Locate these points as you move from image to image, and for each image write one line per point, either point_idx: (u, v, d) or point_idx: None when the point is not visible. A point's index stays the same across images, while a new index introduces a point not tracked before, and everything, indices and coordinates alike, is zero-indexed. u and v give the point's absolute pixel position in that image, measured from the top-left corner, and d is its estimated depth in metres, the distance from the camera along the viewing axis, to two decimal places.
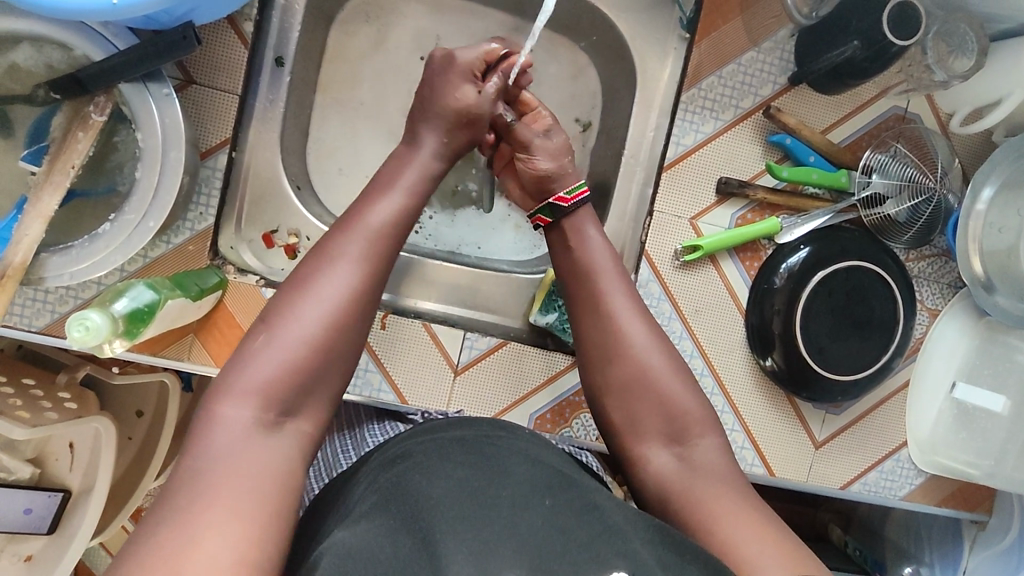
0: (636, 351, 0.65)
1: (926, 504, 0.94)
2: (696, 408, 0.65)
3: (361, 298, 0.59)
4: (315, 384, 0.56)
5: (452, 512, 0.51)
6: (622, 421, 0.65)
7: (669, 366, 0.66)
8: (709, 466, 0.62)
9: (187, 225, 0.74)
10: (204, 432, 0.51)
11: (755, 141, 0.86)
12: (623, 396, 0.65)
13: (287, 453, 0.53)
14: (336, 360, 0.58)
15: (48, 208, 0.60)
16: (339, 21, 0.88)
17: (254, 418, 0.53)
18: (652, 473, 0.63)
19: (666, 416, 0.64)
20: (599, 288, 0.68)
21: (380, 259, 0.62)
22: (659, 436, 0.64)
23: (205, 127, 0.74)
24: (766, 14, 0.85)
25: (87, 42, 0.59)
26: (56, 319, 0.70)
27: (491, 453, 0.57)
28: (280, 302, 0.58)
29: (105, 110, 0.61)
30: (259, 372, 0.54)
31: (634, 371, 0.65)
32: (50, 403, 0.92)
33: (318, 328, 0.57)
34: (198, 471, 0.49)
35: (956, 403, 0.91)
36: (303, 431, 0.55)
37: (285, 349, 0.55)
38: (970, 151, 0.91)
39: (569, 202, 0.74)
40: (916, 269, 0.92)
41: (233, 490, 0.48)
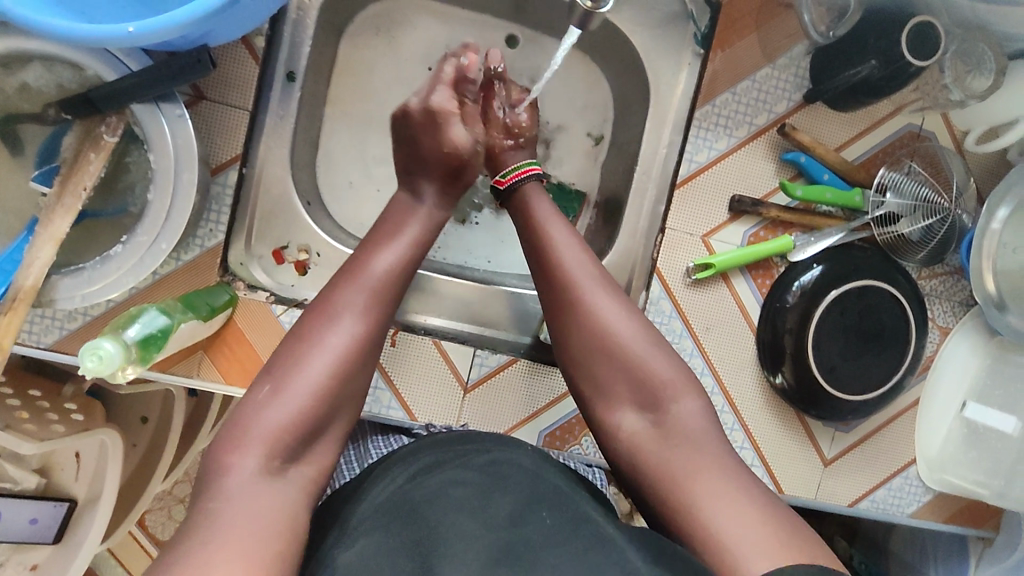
0: (603, 321, 0.65)
1: (933, 520, 0.94)
2: (671, 374, 0.63)
3: (366, 346, 0.60)
4: (319, 431, 0.56)
5: (455, 534, 0.51)
6: (592, 390, 0.65)
7: (637, 332, 0.65)
8: (688, 430, 0.61)
9: (197, 242, 0.74)
10: (214, 482, 0.51)
11: (769, 158, 0.86)
12: (593, 369, 0.65)
13: (294, 494, 0.53)
14: (340, 407, 0.58)
15: (59, 231, 0.59)
16: (349, 33, 0.87)
17: (261, 465, 0.52)
18: (627, 446, 0.63)
19: (636, 386, 0.63)
20: (561, 260, 0.67)
21: (384, 307, 0.62)
22: (630, 404, 0.63)
23: (215, 143, 0.73)
24: (782, 31, 0.84)
25: (99, 63, 0.58)
26: (65, 336, 0.70)
27: (501, 471, 0.57)
28: (287, 351, 0.58)
29: (117, 130, 0.61)
30: (268, 425, 0.53)
31: (600, 341, 0.64)
32: (57, 415, 0.91)
33: (325, 380, 0.56)
34: (214, 513, 0.49)
35: (966, 422, 0.92)
36: (306, 477, 0.54)
37: (295, 397, 0.55)
38: (984, 169, 0.90)
39: (505, 183, 0.74)
40: (928, 287, 0.91)
41: (248, 526, 0.48)
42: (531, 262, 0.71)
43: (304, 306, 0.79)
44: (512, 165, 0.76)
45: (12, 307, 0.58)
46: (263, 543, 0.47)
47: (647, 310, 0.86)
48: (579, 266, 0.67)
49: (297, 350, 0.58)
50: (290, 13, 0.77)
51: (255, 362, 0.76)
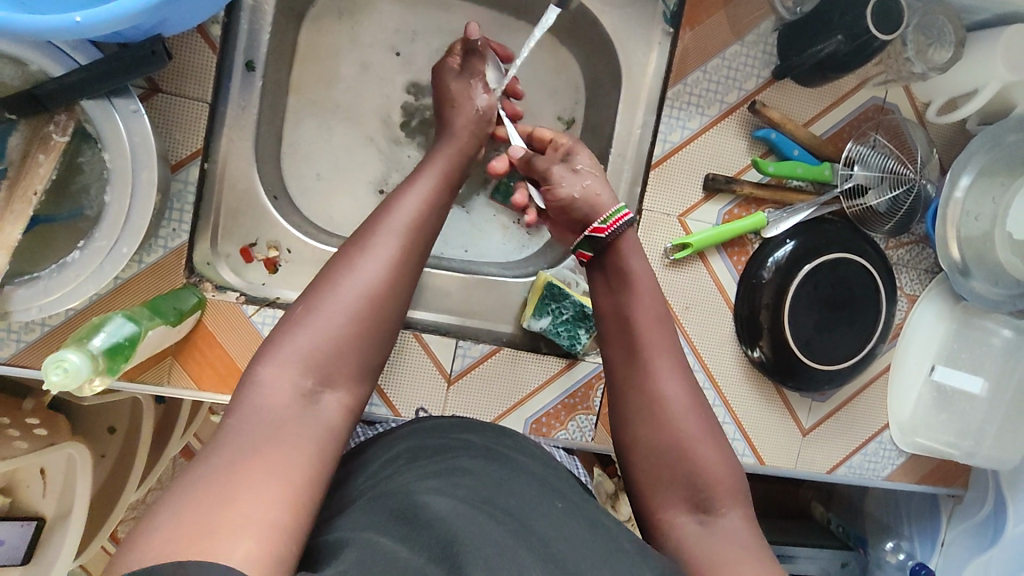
0: (673, 414, 0.61)
1: (907, 482, 0.97)
2: (727, 476, 0.60)
3: (407, 274, 0.58)
4: (355, 356, 0.53)
5: (469, 516, 0.49)
6: (648, 480, 0.61)
7: (708, 433, 0.61)
8: (734, 538, 0.57)
9: (160, 243, 0.70)
10: (248, 400, 0.48)
11: (740, 135, 0.86)
12: (654, 456, 0.61)
13: (326, 426, 0.50)
14: (381, 333, 0.56)
15: (11, 239, 0.55)
16: (309, 18, 0.83)
17: (295, 383, 0.50)
18: (672, 540, 0.58)
19: (693, 483, 0.59)
20: (638, 341, 0.65)
21: (423, 235, 0.61)
22: (682, 501, 0.59)
23: (174, 138, 0.70)
24: (750, 7, 0.84)
25: (42, 57, 0.54)
26: (23, 349, 0.66)
27: (511, 461, 0.59)
28: (324, 275, 0.56)
29: (66, 130, 0.57)
30: (307, 339, 0.52)
31: (668, 434, 0.61)
32: (18, 431, 0.86)
33: (361, 299, 0.54)
34: (236, 435, 0.46)
35: (935, 385, 0.94)
36: (342, 402, 0.52)
37: (329, 315, 0.53)
38: (946, 139, 0.92)
39: (607, 230, 0.70)
40: (895, 257, 0.94)
41: (272, 461, 0.45)
42: (603, 332, 0.68)
43: (278, 305, 0.77)
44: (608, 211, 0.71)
45: None
46: (288, 479, 0.45)
47: None
48: (656, 349, 0.64)
49: (334, 274, 0.56)
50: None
51: (229, 365, 0.73)
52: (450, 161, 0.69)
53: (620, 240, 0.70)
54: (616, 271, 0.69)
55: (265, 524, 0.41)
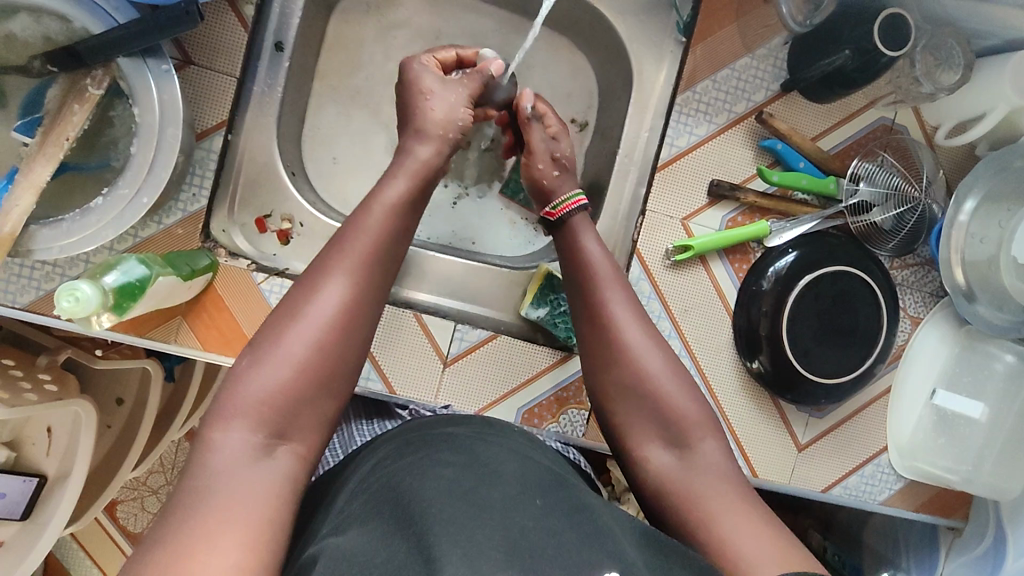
0: (635, 356, 0.66)
1: (905, 509, 0.95)
2: (695, 408, 0.65)
3: (358, 318, 0.59)
4: (304, 407, 0.55)
5: (447, 505, 0.48)
6: (622, 421, 0.66)
7: (670, 371, 0.66)
8: (710, 468, 0.61)
9: (180, 206, 0.74)
10: (202, 460, 0.50)
11: (747, 145, 0.88)
12: (625, 398, 0.66)
13: (283, 474, 0.51)
14: (331, 382, 0.57)
15: (39, 179, 0.59)
16: (339, 10, 0.88)
17: (247, 439, 0.52)
18: (652, 475, 0.63)
19: (665, 420, 0.64)
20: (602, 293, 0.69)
21: (371, 274, 0.61)
22: (655, 436, 0.64)
23: (201, 108, 0.74)
24: (762, 21, 0.87)
25: (87, 15, 0.59)
26: (41, 296, 0.69)
27: (490, 456, 0.56)
28: (273, 325, 0.58)
29: (102, 83, 0.61)
30: (252, 394, 0.53)
31: (633, 376, 0.66)
32: (30, 384, 0.88)
33: (305, 351, 0.56)
34: (199, 491, 0.48)
35: (935, 409, 0.93)
36: (297, 453, 0.54)
37: (276, 370, 0.54)
38: (953, 163, 0.93)
39: (556, 215, 0.77)
40: (899, 277, 0.94)
41: (235, 509, 0.47)
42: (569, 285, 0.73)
43: (286, 275, 0.79)
44: (562, 197, 0.78)
45: None
46: (247, 523, 0.46)
47: None
48: (614, 299, 0.69)
49: (284, 324, 0.58)
50: None
51: (235, 329, 0.75)
52: (410, 187, 0.68)
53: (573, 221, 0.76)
54: (569, 246, 0.74)
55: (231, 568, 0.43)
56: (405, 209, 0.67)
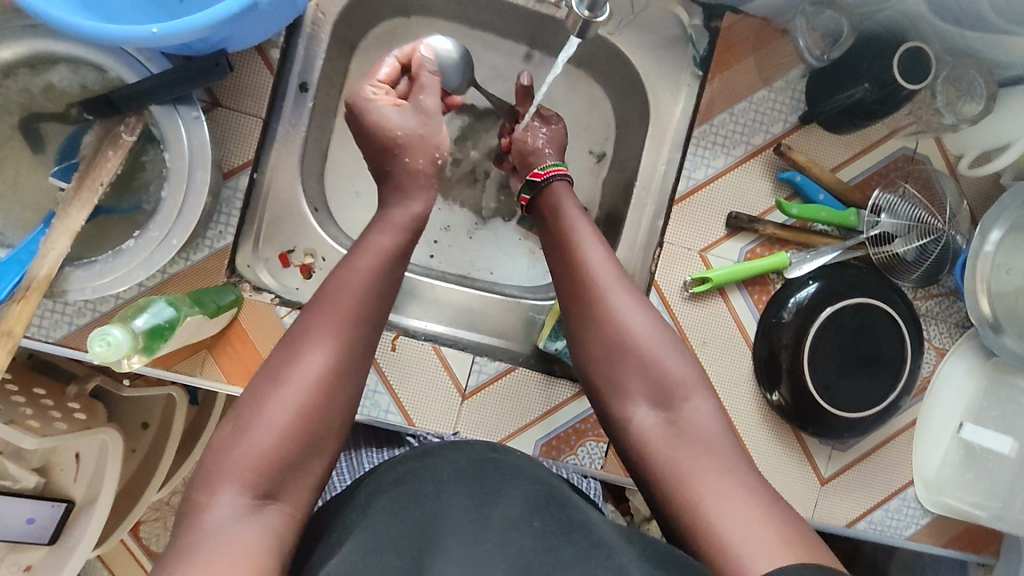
0: (616, 317, 0.66)
1: (933, 544, 0.93)
2: (682, 369, 0.64)
3: (347, 377, 0.58)
4: (292, 467, 0.54)
5: (454, 526, 0.49)
6: (604, 384, 0.66)
7: (653, 328, 0.66)
8: (697, 430, 0.61)
9: (207, 243, 0.76)
10: (194, 521, 0.50)
11: (765, 177, 0.88)
12: (608, 361, 0.66)
13: (273, 531, 0.51)
14: (319, 443, 0.56)
15: (75, 224, 0.62)
16: (361, 49, 0.90)
17: (236, 501, 0.51)
18: (636, 439, 0.63)
19: (649, 383, 0.64)
20: (582, 253, 0.69)
21: (360, 328, 0.60)
22: (639, 397, 0.64)
23: (228, 148, 0.76)
24: (779, 55, 0.88)
25: (122, 65, 0.62)
26: (74, 331, 0.72)
27: (497, 483, 0.56)
28: (257, 389, 0.56)
29: (135, 131, 0.64)
30: (237, 464, 0.52)
31: (615, 338, 0.66)
32: (60, 414, 0.92)
33: (292, 416, 0.54)
34: (192, 545, 0.48)
35: (962, 443, 0.91)
36: (287, 512, 0.53)
37: (262, 437, 0.53)
38: (977, 193, 0.92)
39: (542, 176, 0.76)
40: (923, 308, 0.92)
41: (232, 551, 0.47)
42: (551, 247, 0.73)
43: None
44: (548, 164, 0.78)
45: (26, 295, 0.60)
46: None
47: None
48: (600, 261, 0.69)
49: (268, 388, 0.56)
50: (305, 27, 0.81)
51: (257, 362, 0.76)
52: (398, 241, 0.65)
53: (553, 185, 0.75)
54: (549, 204, 0.75)
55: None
56: (397, 258, 0.65)
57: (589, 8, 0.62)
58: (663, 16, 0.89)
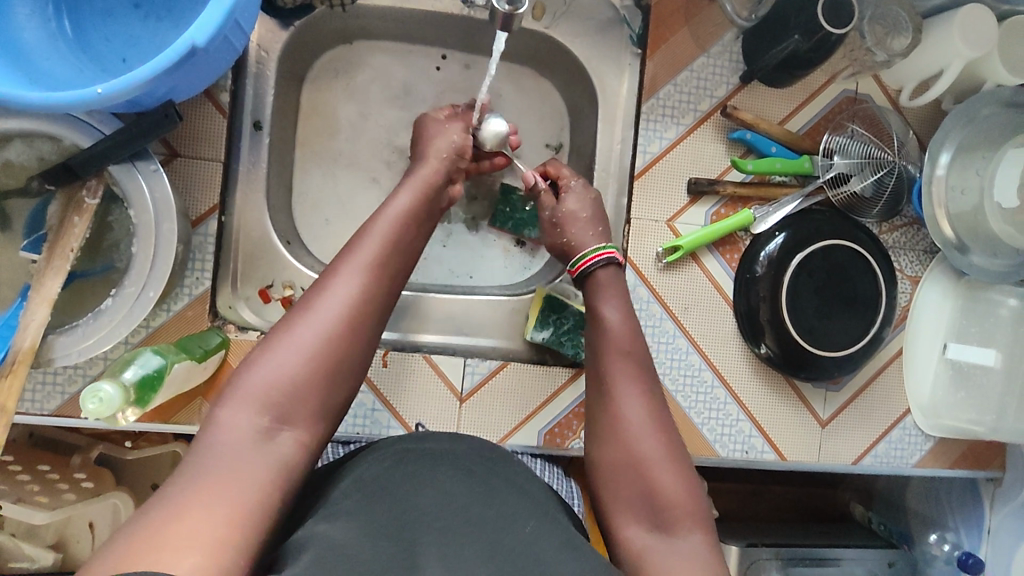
0: (632, 436, 0.64)
1: (940, 467, 0.95)
2: (687, 499, 0.61)
3: (365, 326, 0.61)
4: (311, 393, 0.57)
5: (447, 522, 0.54)
6: (608, 494, 0.63)
7: (669, 456, 0.63)
8: (690, 557, 0.58)
9: (186, 291, 0.77)
10: (206, 437, 0.53)
11: (718, 140, 0.91)
12: (616, 476, 0.63)
13: (280, 461, 0.53)
14: (340, 375, 0.59)
15: (52, 292, 0.63)
16: (309, 80, 0.92)
17: (252, 423, 0.54)
18: (628, 552, 0.60)
19: (654, 504, 0.60)
20: (611, 366, 0.68)
21: (387, 272, 0.65)
22: (640, 519, 0.61)
23: (193, 197, 0.77)
24: (711, 22, 0.90)
25: (75, 132, 0.63)
26: (67, 399, 0.72)
27: (491, 481, 0.59)
28: (286, 317, 0.60)
29: (96, 192, 0.65)
30: (262, 380, 0.56)
31: (628, 456, 0.63)
32: (67, 485, 0.93)
33: (318, 339, 0.58)
34: (199, 464, 0.51)
35: (950, 363, 0.93)
36: (299, 439, 0.56)
37: (289, 357, 0.57)
38: (922, 122, 0.95)
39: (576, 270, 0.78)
40: (891, 241, 0.95)
41: (230, 488, 0.50)
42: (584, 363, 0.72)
43: None
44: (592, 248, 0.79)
45: (14, 368, 0.61)
46: (237, 505, 0.49)
47: None
48: (629, 377, 0.67)
49: (296, 315, 0.60)
50: (250, 67, 0.83)
51: None
52: (414, 199, 0.72)
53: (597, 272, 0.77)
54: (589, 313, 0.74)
55: (212, 542, 0.46)
56: (416, 214, 0.71)
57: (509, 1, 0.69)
58: (595, 2, 0.91)
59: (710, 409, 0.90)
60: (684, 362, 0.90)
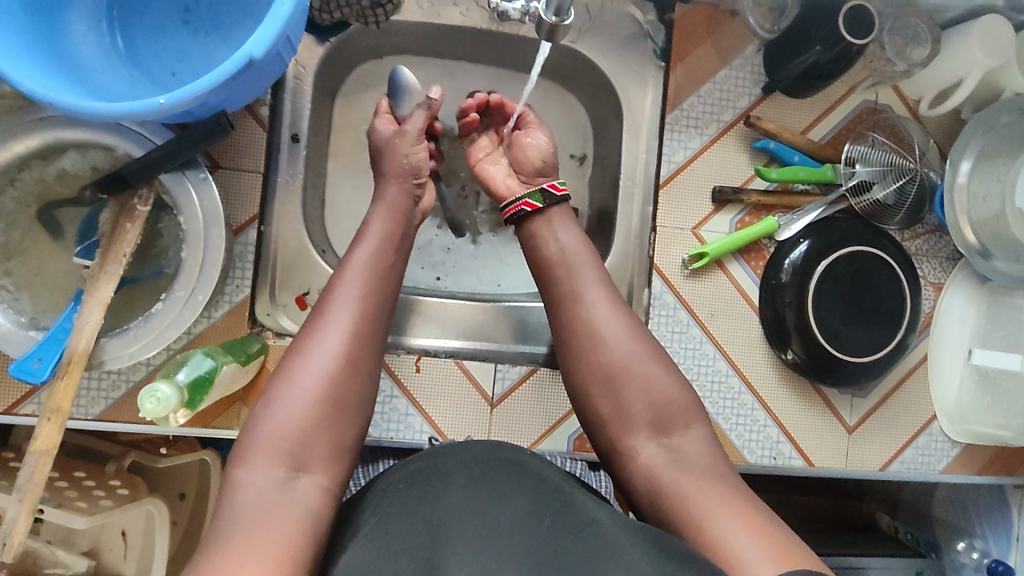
0: (609, 348, 0.68)
1: (967, 474, 0.95)
2: (678, 397, 0.67)
3: (359, 354, 0.64)
4: (320, 436, 0.60)
5: (464, 529, 0.54)
6: (607, 410, 0.68)
7: (648, 357, 0.68)
8: (695, 456, 0.63)
9: (226, 299, 0.79)
10: (231, 495, 0.56)
11: (741, 149, 0.93)
12: (608, 386, 0.68)
13: (305, 503, 0.56)
14: (346, 412, 0.62)
15: (105, 295, 0.65)
16: (342, 95, 0.95)
17: (270, 474, 0.57)
18: (642, 465, 0.64)
19: (653, 407, 0.66)
20: (578, 286, 0.72)
21: (373, 301, 0.67)
22: (642, 428, 0.66)
23: (234, 206, 0.80)
24: (733, 35, 0.93)
25: (128, 142, 0.66)
26: (111, 404, 0.74)
27: (506, 483, 0.59)
28: (283, 369, 0.63)
29: (148, 200, 0.68)
30: (271, 432, 0.59)
31: (609, 369, 0.68)
32: (103, 492, 0.93)
33: (318, 385, 0.61)
34: (227, 523, 0.53)
35: (976, 369, 0.94)
36: (320, 482, 0.58)
37: (293, 407, 0.60)
38: (942, 130, 0.96)
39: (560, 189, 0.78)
40: (913, 248, 0.96)
41: (263, 533, 0.53)
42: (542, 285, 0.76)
43: None
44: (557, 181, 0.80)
45: (69, 370, 0.63)
46: (273, 546, 0.52)
47: (652, 305, 0.90)
48: (597, 303, 0.71)
49: (294, 365, 0.63)
50: (288, 82, 0.86)
51: None
52: (393, 222, 0.74)
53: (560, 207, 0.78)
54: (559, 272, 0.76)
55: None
56: (389, 241, 0.73)
57: (555, 12, 0.65)
58: (619, 17, 0.94)
59: (738, 415, 0.91)
60: (711, 368, 0.91)
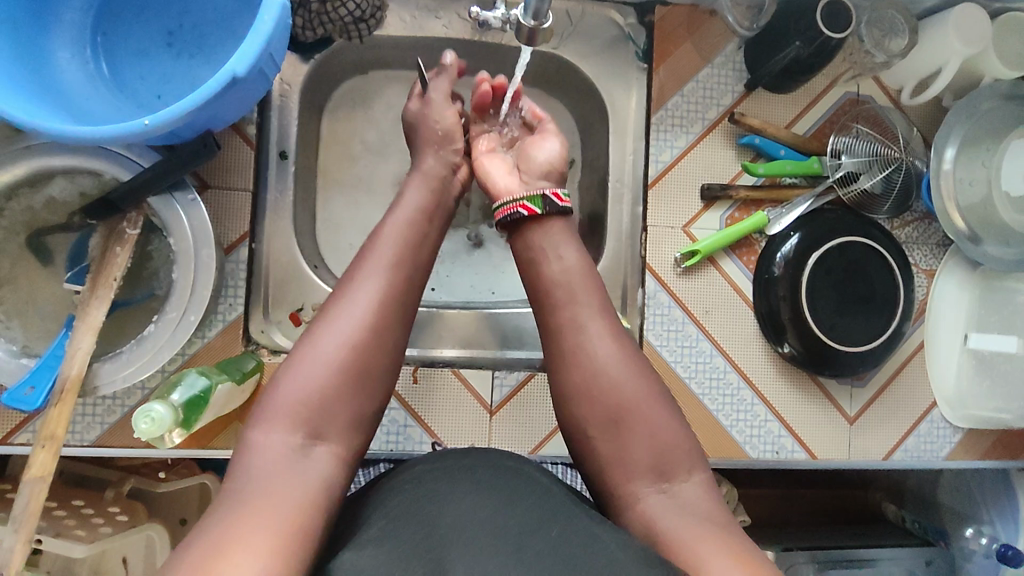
0: (611, 381, 0.65)
1: (971, 459, 0.95)
2: (681, 440, 0.63)
3: (388, 323, 0.62)
4: (340, 402, 0.58)
5: (473, 533, 0.52)
6: (607, 453, 0.64)
7: (652, 396, 0.65)
8: (694, 501, 0.60)
9: (220, 317, 0.79)
10: (242, 462, 0.55)
11: (727, 146, 0.93)
12: (609, 428, 0.64)
13: (318, 474, 0.55)
14: (368, 379, 0.61)
15: (96, 320, 0.65)
16: (329, 110, 0.96)
17: (286, 441, 0.55)
18: (639, 512, 0.61)
19: (655, 453, 0.62)
20: (576, 311, 0.68)
21: (404, 268, 0.65)
22: (643, 472, 0.62)
23: (224, 225, 0.80)
24: (713, 35, 0.94)
25: (114, 166, 0.66)
26: (107, 429, 0.74)
27: (511, 491, 0.56)
28: (308, 333, 0.62)
29: (137, 224, 0.68)
30: (291, 396, 0.57)
31: (612, 407, 0.64)
32: (102, 518, 0.91)
33: (341, 348, 0.60)
34: (236, 493, 0.52)
35: (973, 353, 0.94)
36: (335, 453, 0.57)
37: (315, 371, 0.58)
38: (924, 118, 0.97)
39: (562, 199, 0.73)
40: (903, 236, 0.96)
41: (259, 523, 0.50)
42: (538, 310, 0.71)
43: None
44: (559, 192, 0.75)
45: (61, 397, 0.63)
46: (277, 534, 0.49)
47: (647, 305, 0.91)
48: (602, 330, 0.66)
49: (319, 327, 0.61)
50: (274, 100, 0.86)
51: None
52: (430, 197, 0.73)
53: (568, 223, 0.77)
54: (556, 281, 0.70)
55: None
56: (423, 213, 0.71)
57: (533, 16, 0.63)
58: (600, 22, 0.95)
59: (738, 411, 0.91)
60: (709, 365, 0.91)
